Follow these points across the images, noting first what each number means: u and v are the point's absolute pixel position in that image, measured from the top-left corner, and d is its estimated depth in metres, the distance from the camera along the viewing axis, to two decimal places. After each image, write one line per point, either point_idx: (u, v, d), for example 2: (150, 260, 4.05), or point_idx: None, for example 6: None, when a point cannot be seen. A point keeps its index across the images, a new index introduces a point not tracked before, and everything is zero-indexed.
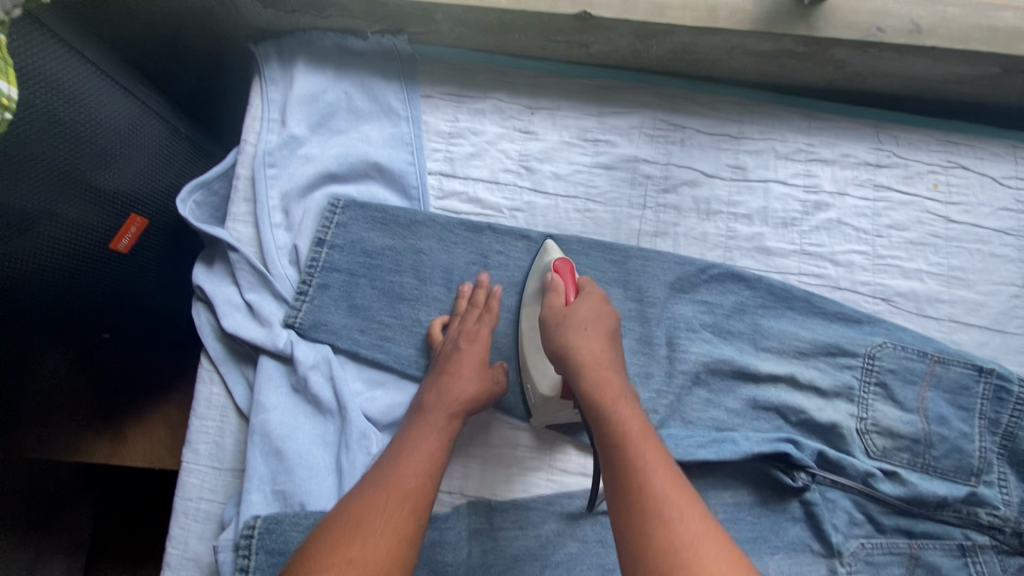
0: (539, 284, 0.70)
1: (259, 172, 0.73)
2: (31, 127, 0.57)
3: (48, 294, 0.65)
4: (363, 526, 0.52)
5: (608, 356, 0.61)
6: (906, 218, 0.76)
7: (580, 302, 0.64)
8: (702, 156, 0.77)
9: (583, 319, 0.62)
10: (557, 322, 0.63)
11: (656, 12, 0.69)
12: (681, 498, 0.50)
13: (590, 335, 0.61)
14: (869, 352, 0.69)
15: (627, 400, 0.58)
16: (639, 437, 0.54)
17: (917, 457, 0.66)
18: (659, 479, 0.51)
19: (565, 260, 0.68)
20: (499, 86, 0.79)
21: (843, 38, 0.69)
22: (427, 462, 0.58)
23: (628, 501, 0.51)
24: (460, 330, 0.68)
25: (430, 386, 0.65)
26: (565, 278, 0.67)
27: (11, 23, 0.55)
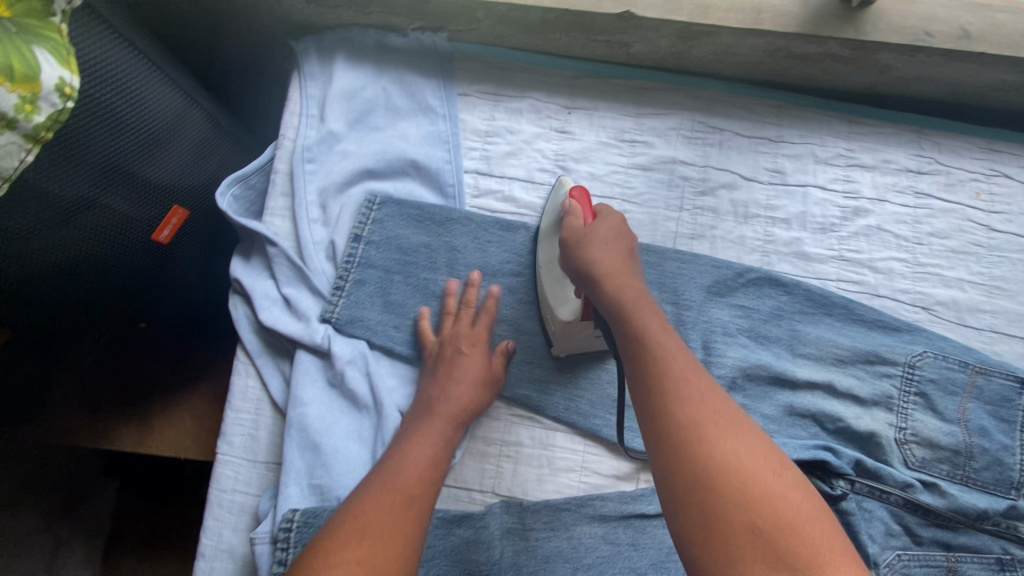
0: (555, 217, 0.70)
1: (298, 166, 0.73)
2: (81, 113, 0.57)
3: (89, 281, 0.65)
4: (370, 524, 0.50)
5: (628, 268, 0.61)
6: (946, 226, 0.75)
7: (599, 223, 0.64)
8: (740, 159, 0.76)
9: (602, 236, 0.62)
10: (574, 240, 0.63)
11: (701, 14, 0.68)
12: (701, 383, 0.50)
13: (609, 250, 0.62)
14: (910, 361, 0.68)
15: (648, 304, 0.58)
16: (658, 330, 0.54)
17: (957, 468, 0.65)
18: (683, 368, 0.51)
19: (581, 188, 0.69)
20: (536, 85, 0.78)
21: (890, 42, 0.68)
22: (431, 465, 0.58)
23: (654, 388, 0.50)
24: (460, 333, 0.68)
25: (433, 390, 0.65)
26: (581, 204, 0.67)
27: (68, 13, 0.56)
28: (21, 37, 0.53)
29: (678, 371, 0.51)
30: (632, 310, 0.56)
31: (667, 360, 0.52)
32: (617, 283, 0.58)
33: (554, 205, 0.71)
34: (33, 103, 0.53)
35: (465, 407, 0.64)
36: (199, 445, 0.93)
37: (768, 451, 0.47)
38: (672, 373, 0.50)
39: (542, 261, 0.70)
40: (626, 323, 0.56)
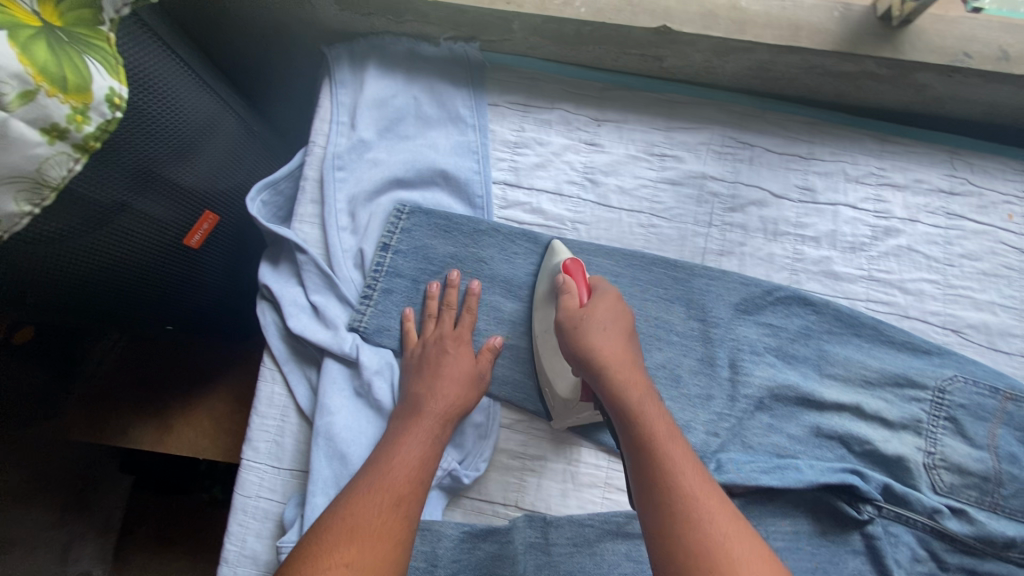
0: (549, 284, 0.69)
1: (328, 174, 0.73)
2: (128, 124, 0.58)
3: (121, 287, 0.65)
4: (358, 527, 0.50)
5: (631, 355, 0.59)
6: (979, 248, 0.74)
7: (597, 303, 0.62)
8: (771, 176, 0.76)
9: (603, 320, 0.60)
10: (572, 324, 0.61)
11: (737, 30, 0.68)
12: (708, 498, 0.49)
13: (610, 335, 0.60)
14: (939, 385, 0.67)
15: (654, 399, 0.56)
16: (664, 435, 0.53)
17: (985, 495, 0.63)
18: (690, 478, 0.50)
19: (575, 260, 0.66)
20: (566, 97, 0.78)
21: (928, 62, 0.67)
22: (422, 462, 0.57)
23: (659, 502, 0.49)
24: (443, 335, 0.67)
25: (419, 390, 0.63)
26: (576, 279, 0.65)
27: (120, 21, 0.56)
28: (72, 42, 0.46)
29: (685, 482, 0.50)
30: (637, 408, 0.55)
31: (673, 468, 0.50)
32: (621, 376, 0.57)
33: (546, 271, 0.70)
34: (83, 113, 0.46)
35: (456, 401, 0.63)
36: (217, 445, 0.92)
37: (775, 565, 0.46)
38: (678, 485, 0.50)
39: (537, 331, 0.69)
40: (631, 421, 0.54)
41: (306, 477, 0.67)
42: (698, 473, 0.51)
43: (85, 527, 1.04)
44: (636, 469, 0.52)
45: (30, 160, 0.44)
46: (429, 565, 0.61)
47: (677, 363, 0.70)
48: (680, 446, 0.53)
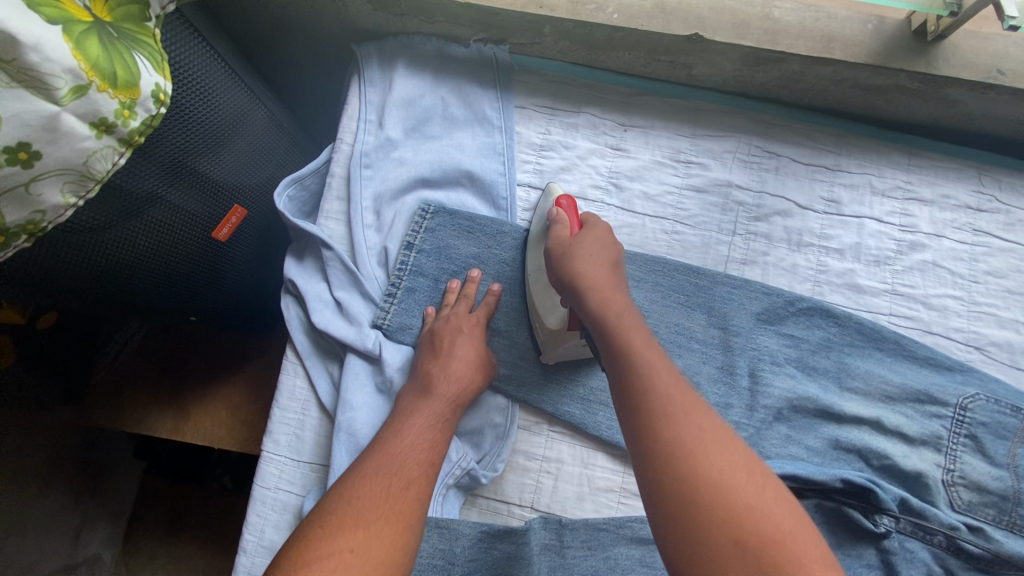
0: (542, 224, 0.71)
1: (355, 171, 0.74)
2: (168, 117, 0.59)
3: (151, 277, 0.66)
4: (365, 509, 0.51)
5: (616, 282, 0.62)
6: (1005, 265, 0.74)
7: (585, 234, 0.65)
8: (796, 186, 0.76)
9: (587, 246, 0.63)
10: (561, 249, 0.64)
11: (769, 40, 0.68)
12: (690, 407, 0.49)
13: (595, 261, 0.62)
14: (960, 403, 0.66)
15: (637, 320, 0.58)
16: (646, 352, 0.54)
17: (1004, 514, 0.60)
18: (670, 383, 0.51)
19: (568, 197, 0.70)
20: (593, 101, 0.79)
21: (961, 77, 0.67)
22: (430, 446, 0.59)
23: (641, 400, 0.51)
24: (457, 317, 0.68)
25: (430, 369, 0.64)
26: (567, 212, 0.68)
27: (165, 21, 0.58)
28: (122, 38, 0.46)
29: (664, 385, 0.51)
30: (619, 326, 0.57)
31: (653, 376, 0.52)
32: (604, 299, 0.59)
33: (541, 214, 0.72)
34: (130, 108, 0.46)
35: (462, 388, 0.64)
36: (232, 436, 0.93)
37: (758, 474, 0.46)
38: (659, 386, 0.51)
39: (530, 270, 0.71)
40: (614, 337, 0.56)
41: (326, 471, 0.67)
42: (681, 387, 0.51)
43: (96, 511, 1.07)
44: (619, 383, 0.54)
45: (79, 153, 0.44)
46: (446, 563, 0.62)
47: (697, 370, 0.71)
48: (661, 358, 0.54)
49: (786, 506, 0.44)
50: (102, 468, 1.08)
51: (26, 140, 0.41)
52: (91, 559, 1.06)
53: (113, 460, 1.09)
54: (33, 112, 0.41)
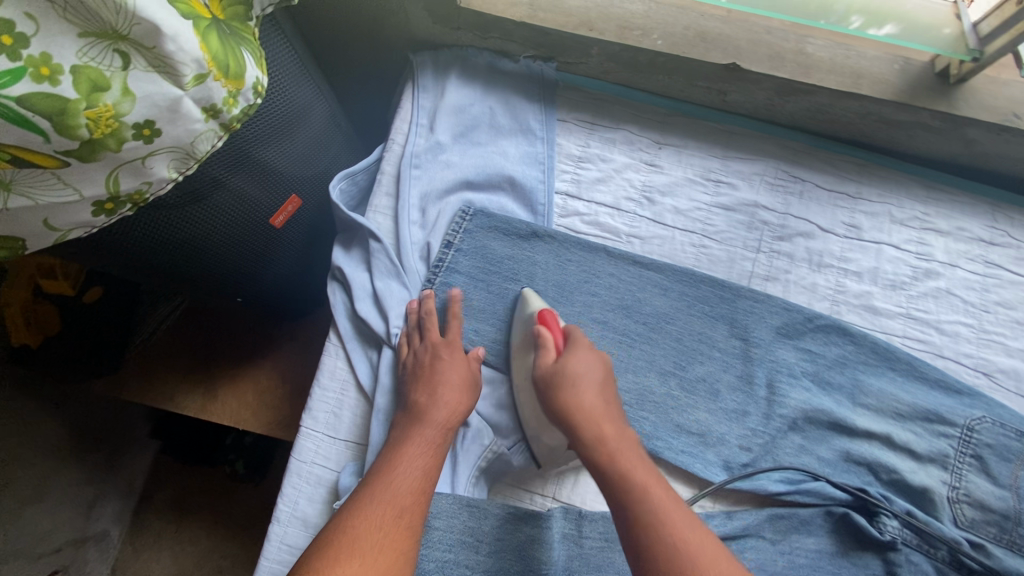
0: (524, 336, 0.72)
1: (405, 171, 0.79)
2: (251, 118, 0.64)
3: (205, 255, 0.71)
4: (358, 542, 0.54)
5: (607, 406, 0.66)
6: (1014, 297, 0.78)
7: (571, 353, 0.68)
8: (819, 211, 0.80)
9: (577, 370, 0.66)
10: (554, 378, 0.66)
11: (802, 73, 0.73)
12: (682, 527, 0.55)
13: (581, 388, 0.65)
14: (968, 424, 0.70)
15: (634, 450, 0.63)
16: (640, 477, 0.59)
17: (1004, 533, 0.67)
18: (676, 526, 0.55)
19: (551, 311, 0.71)
20: (631, 119, 0.84)
21: (980, 119, 0.71)
22: (425, 475, 0.61)
23: (649, 553, 0.54)
24: (433, 344, 0.70)
25: (419, 397, 0.66)
26: (552, 330, 0.70)
27: (261, 23, 0.63)
28: (233, 35, 0.51)
29: (659, 511, 0.56)
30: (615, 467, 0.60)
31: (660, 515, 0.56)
32: (597, 421, 0.64)
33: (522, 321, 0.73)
34: (235, 97, 0.51)
35: (456, 412, 0.66)
36: (258, 417, 0.96)
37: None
38: (666, 526, 0.55)
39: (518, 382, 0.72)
40: (615, 475, 0.60)
41: (361, 449, 0.71)
42: (671, 499, 0.58)
43: (106, 489, 1.12)
44: (625, 531, 0.57)
45: (189, 134, 0.49)
46: (473, 540, 0.65)
47: (716, 378, 0.74)
48: (666, 494, 0.58)
49: None
50: (118, 444, 1.14)
51: (152, 119, 0.46)
52: (100, 534, 1.12)
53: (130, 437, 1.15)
54: (163, 94, 0.45)
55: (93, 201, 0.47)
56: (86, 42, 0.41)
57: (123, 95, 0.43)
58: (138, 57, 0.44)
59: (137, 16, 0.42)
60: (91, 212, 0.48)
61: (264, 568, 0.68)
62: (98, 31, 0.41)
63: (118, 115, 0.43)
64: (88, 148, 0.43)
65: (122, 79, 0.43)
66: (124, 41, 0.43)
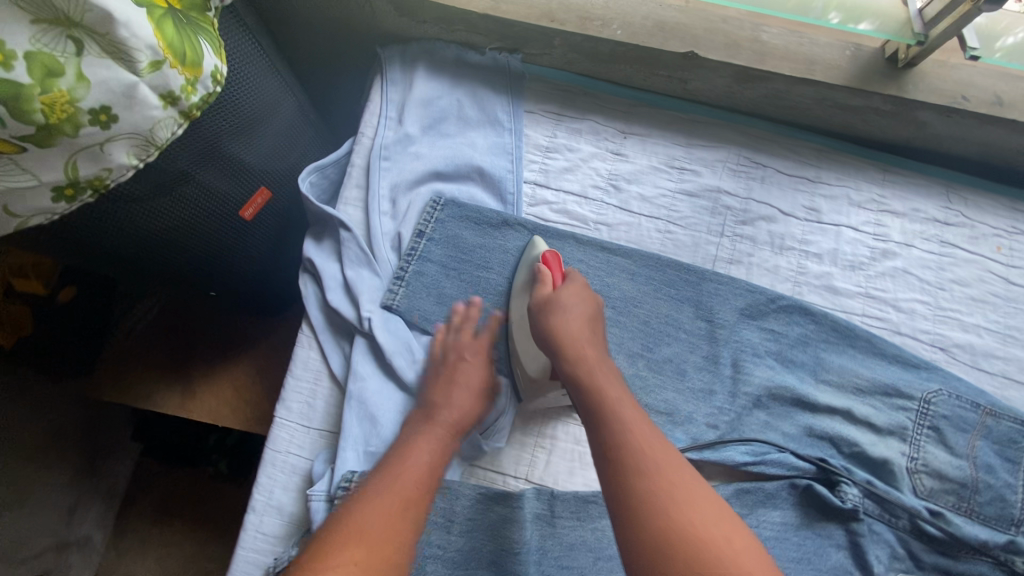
0: (527, 276, 0.75)
1: (375, 162, 0.80)
2: (214, 110, 0.65)
3: (174, 249, 0.72)
4: (368, 529, 0.53)
5: (592, 338, 0.67)
6: (968, 275, 0.80)
7: (566, 287, 0.70)
8: (780, 195, 0.82)
9: (569, 303, 0.69)
10: (544, 308, 0.69)
11: (758, 60, 0.75)
12: (660, 453, 0.55)
13: (571, 316, 0.68)
14: (925, 397, 0.73)
15: (614, 378, 0.64)
16: (616, 401, 0.60)
17: (962, 501, 0.69)
18: (645, 444, 0.56)
19: (555, 253, 0.75)
20: (597, 110, 0.85)
21: (929, 102, 0.74)
22: (431, 469, 0.61)
23: (614, 453, 0.56)
24: (463, 346, 0.72)
25: (435, 396, 0.68)
26: (553, 270, 0.73)
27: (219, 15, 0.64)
28: (190, 24, 0.52)
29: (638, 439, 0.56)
30: (592, 380, 0.62)
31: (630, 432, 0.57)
32: (578, 350, 0.65)
33: (524, 265, 0.76)
34: (193, 85, 0.52)
35: (465, 414, 0.67)
36: (237, 414, 0.97)
37: (723, 511, 0.53)
38: (632, 436, 0.57)
39: (514, 319, 0.74)
40: (592, 401, 0.61)
41: (335, 437, 0.72)
42: (649, 429, 0.58)
43: (88, 494, 1.10)
44: (594, 434, 0.59)
45: (147, 121, 0.50)
46: (446, 520, 0.67)
47: (683, 358, 0.76)
48: (637, 416, 0.59)
49: (743, 537, 0.51)
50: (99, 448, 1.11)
51: (108, 104, 0.47)
52: (83, 538, 1.10)
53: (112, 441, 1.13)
54: (118, 81, 0.46)
55: (52, 187, 0.48)
56: (39, 29, 0.43)
57: (77, 81, 0.45)
58: (91, 43, 0.45)
59: (89, 3, 0.44)
60: (51, 199, 0.49)
61: (241, 558, 0.68)
62: (51, 18, 0.43)
63: (73, 101, 0.45)
64: (45, 133, 0.45)
65: (76, 65, 0.44)
66: (77, 27, 0.44)
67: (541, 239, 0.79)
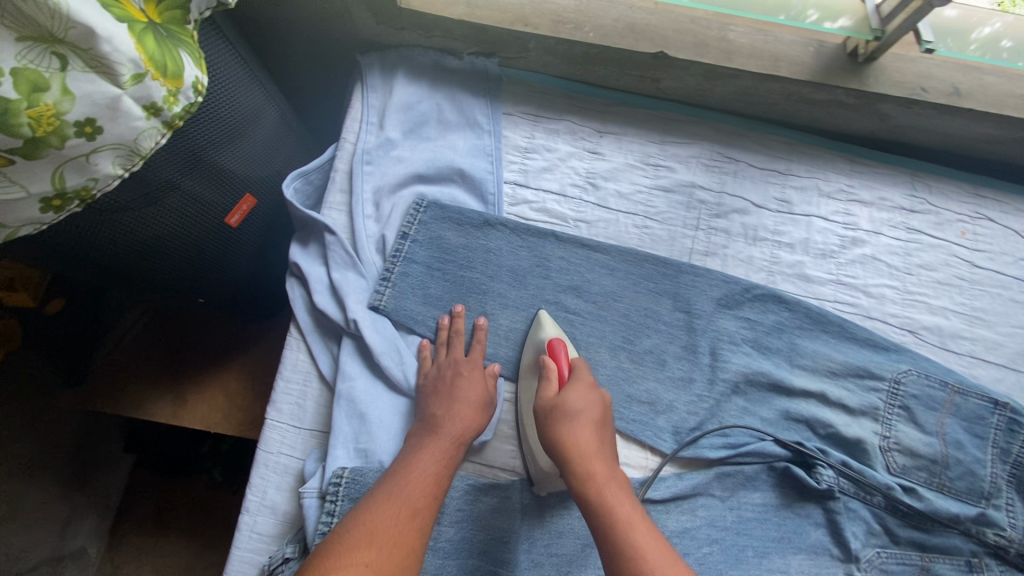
0: (533, 359, 0.75)
1: (357, 167, 0.82)
2: (195, 120, 0.66)
3: (161, 256, 0.73)
4: (376, 532, 0.58)
5: (601, 450, 0.67)
6: (934, 260, 0.84)
7: (572, 387, 0.70)
8: (752, 187, 0.85)
9: (575, 406, 0.68)
10: (551, 412, 0.68)
11: (725, 58, 0.78)
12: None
13: (578, 424, 0.67)
14: (895, 378, 0.75)
15: (625, 492, 0.64)
16: (627, 522, 0.61)
17: (933, 476, 0.72)
18: (652, 559, 0.58)
19: (560, 339, 0.74)
20: (573, 110, 0.88)
21: (890, 94, 0.77)
22: (437, 479, 0.64)
23: (625, 575, 0.57)
24: (457, 361, 0.73)
25: (436, 410, 0.69)
26: (558, 361, 0.72)
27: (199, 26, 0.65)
28: (169, 37, 0.54)
29: (649, 563, 0.57)
30: (599, 498, 0.63)
31: (641, 551, 0.58)
32: (587, 467, 0.65)
33: (532, 348, 0.76)
34: (175, 96, 0.54)
35: (468, 427, 0.69)
36: (229, 419, 0.98)
37: None
38: (643, 559, 0.58)
39: (522, 404, 0.74)
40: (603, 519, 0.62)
41: (325, 436, 0.73)
42: (661, 552, 0.59)
43: (83, 506, 1.10)
44: (603, 549, 0.60)
45: (132, 131, 0.52)
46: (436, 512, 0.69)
47: (663, 349, 0.78)
48: (647, 529, 0.61)
49: None
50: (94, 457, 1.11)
51: (93, 117, 0.48)
52: (77, 552, 1.10)
53: (106, 450, 1.13)
54: (102, 93, 0.48)
55: (40, 197, 0.50)
56: (24, 46, 0.44)
57: (62, 95, 0.46)
58: (74, 58, 0.46)
59: (72, 20, 0.45)
60: (39, 209, 0.50)
61: (237, 558, 0.70)
62: (34, 35, 0.44)
63: (59, 114, 0.46)
64: (33, 146, 0.46)
65: (61, 80, 0.46)
66: (60, 44, 0.45)
67: (549, 315, 0.78)
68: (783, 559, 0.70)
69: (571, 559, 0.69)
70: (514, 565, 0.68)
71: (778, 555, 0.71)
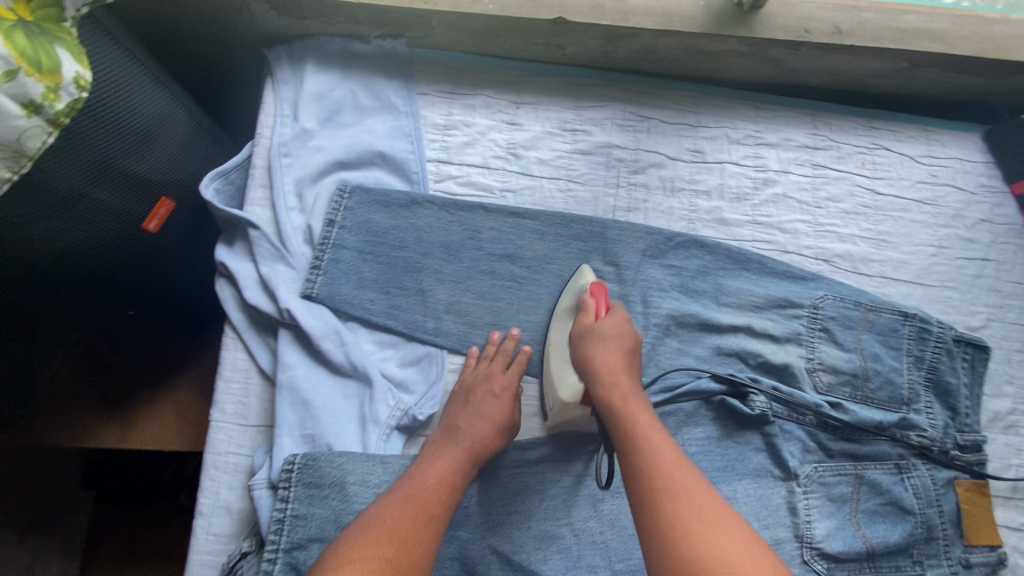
0: (573, 302, 0.77)
1: (276, 161, 0.82)
2: (87, 120, 0.65)
3: (78, 271, 0.71)
4: (393, 526, 0.58)
5: (629, 370, 0.69)
6: (840, 191, 0.89)
7: (608, 318, 0.72)
8: (665, 142, 0.89)
9: (608, 332, 0.70)
10: (582, 337, 0.71)
11: (621, 18, 0.81)
12: (684, 476, 0.57)
13: (610, 346, 0.69)
14: (814, 303, 0.80)
15: (645, 408, 0.65)
16: (645, 427, 0.62)
17: (856, 390, 0.77)
18: (670, 468, 0.57)
19: (600, 283, 0.76)
20: (487, 84, 0.90)
21: (778, 38, 0.82)
22: (451, 487, 0.64)
23: (637, 472, 0.58)
24: (493, 375, 0.74)
25: (457, 419, 0.71)
26: (598, 299, 0.74)
27: (79, 25, 0.65)
28: (42, 35, 0.60)
29: (664, 463, 0.58)
30: (621, 408, 0.64)
31: (655, 450, 0.59)
32: (611, 378, 0.67)
33: (573, 292, 0.78)
34: (54, 92, 0.59)
35: (482, 438, 0.69)
36: (183, 436, 0.96)
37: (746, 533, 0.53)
38: (656, 459, 0.58)
39: (553, 340, 0.76)
40: (622, 426, 0.63)
41: (271, 430, 0.73)
42: (676, 455, 0.59)
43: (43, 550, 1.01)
44: (622, 453, 0.61)
45: (12, 130, 0.58)
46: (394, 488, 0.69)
47: None
48: (662, 436, 0.61)
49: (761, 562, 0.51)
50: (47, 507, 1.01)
51: None
52: None
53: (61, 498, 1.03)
54: None
55: None
56: None
57: None
58: None
59: None
60: None
61: (196, 562, 0.69)
62: None
63: None
64: None
65: None
66: None
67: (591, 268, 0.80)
68: (728, 486, 0.74)
69: (529, 514, 0.71)
70: (472, 526, 0.70)
71: (723, 483, 0.74)
